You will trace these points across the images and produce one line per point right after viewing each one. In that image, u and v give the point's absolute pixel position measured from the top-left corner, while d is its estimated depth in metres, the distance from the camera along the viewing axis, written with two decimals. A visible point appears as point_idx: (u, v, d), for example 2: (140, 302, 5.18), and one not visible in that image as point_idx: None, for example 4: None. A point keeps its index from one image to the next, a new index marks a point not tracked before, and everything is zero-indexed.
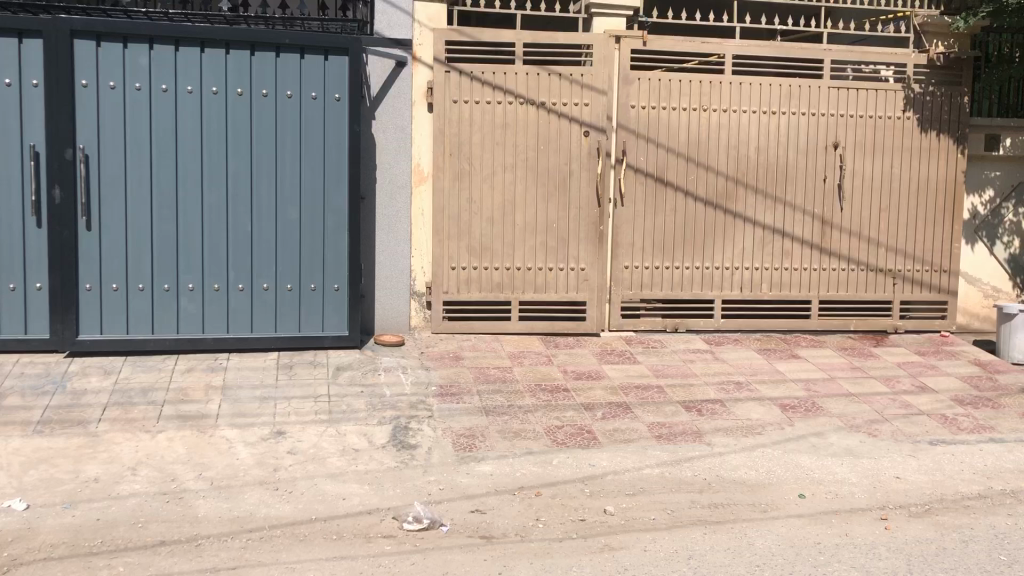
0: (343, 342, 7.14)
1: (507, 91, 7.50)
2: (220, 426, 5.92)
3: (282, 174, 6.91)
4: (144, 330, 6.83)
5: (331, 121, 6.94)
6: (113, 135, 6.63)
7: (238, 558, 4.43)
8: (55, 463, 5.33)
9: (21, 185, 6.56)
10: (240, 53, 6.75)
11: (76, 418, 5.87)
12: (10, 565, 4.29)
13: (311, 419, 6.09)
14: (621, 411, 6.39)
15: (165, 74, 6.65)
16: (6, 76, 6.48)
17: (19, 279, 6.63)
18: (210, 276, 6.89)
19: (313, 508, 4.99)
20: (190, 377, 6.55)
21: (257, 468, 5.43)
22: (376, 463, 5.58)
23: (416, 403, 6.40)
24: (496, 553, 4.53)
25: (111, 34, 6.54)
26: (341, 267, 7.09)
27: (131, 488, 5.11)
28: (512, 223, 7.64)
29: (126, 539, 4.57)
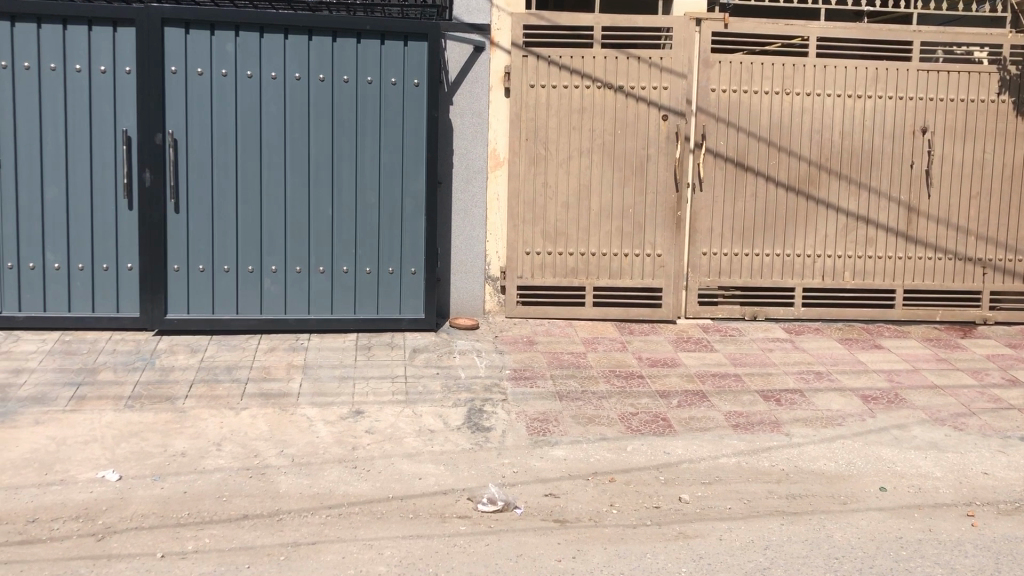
0: (419, 325, 7.23)
1: (585, 75, 7.46)
2: (301, 405, 6.07)
3: (362, 159, 7.02)
4: (229, 310, 7.03)
5: (410, 106, 7.02)
6: (201, 120, 6.82)
7: (318, 534, 4.54)
8: (145, 437, 5.54)
9: (114, 168, 6.80)
10: (323, 40, 6.86)
11: (164, 394, 6.09)
12: (104, 532, 4.48)
13: (388, 399, 6.19)
14: (697, 399, 6.34)
15: (250, 61, 6.81)
16: (101, 63, 6.71)
17: (111, 259, 6.88)
18: (292, 258, 7.05)
19: (391, 487, 5.08)
20: (272, 356, 6.72)
21: (336, 446, 5.55)
22: (451, 444, 5.65)
23: (491, 386, 6.45)
24: (569, 537, 4.55)
25: (199, 22, 6.71)
26: (418, 251, 7.17)
27: (216, 463, 5.28)
28: (588, 208, 7.60)
29: (212, 512, 4.72)
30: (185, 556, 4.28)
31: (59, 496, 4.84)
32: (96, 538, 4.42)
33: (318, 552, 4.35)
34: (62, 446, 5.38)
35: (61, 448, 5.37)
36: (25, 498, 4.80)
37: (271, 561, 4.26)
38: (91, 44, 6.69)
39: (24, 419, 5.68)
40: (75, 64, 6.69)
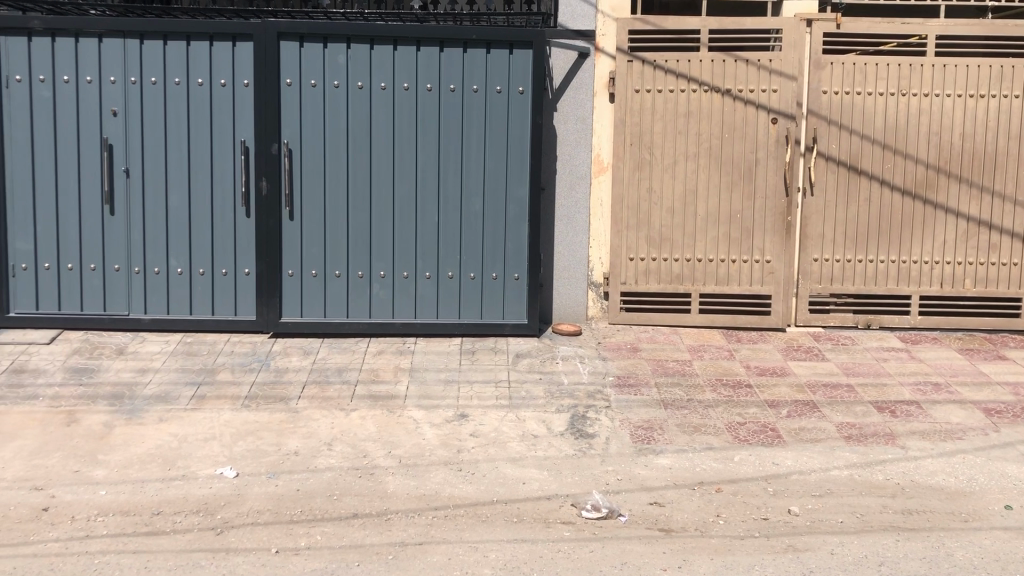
0: (522, 330, 7.28)
1: (691, 79, 7.38)
2: (408, 407, 6.20)
3: (468, 167, 7.13)
4: (340, 314, 7.23)
5: (515, 114, 7.09)
6: (314, 130, 7.05)
7: (425, 534, 4.62)
8: (260, 436, 5.75)
9: (233, 177, 7.09)
10: (430, 50, 7.00)
11: (279, 394, 6.30)
12: (223, 527, 4.67)
13: (492, 403, 6.25)
14: (808, 410, 6.17)
15: (361, 72, 7.01)
16: (221, 77, 7.01)
17: (230, 264, 7.17)
18: (399, 263, 7.21)
19: (495, 490, 5.13)
20: (381, 359, 6.87)
21: (442, 449, 5.64)
22: (555, 450, 5.66)
23: (594, 393, 6.42)
24: (675, 547, 4.50)
25: (313, 35, 6.94)
26: (522, 257, 7.23)
27: (328, 462, 5.44)
28: (694, 214, 7.51)
29: (324, 510, 4.87)
30: (298, 552, 4.42)
31: (181, 490, 5.08)
32: (215, 532, 4.61)
33: (424, 553, 4.43)
34: (184, 443, 5.64)
35: (183, 445, 5.63)
36: (150, 491, 5.05)
37: (380, 560, 4.36)
38: (212, 59, 6.99)
39: (149, 417, 5.98)
40: (197, 78, 7.01)
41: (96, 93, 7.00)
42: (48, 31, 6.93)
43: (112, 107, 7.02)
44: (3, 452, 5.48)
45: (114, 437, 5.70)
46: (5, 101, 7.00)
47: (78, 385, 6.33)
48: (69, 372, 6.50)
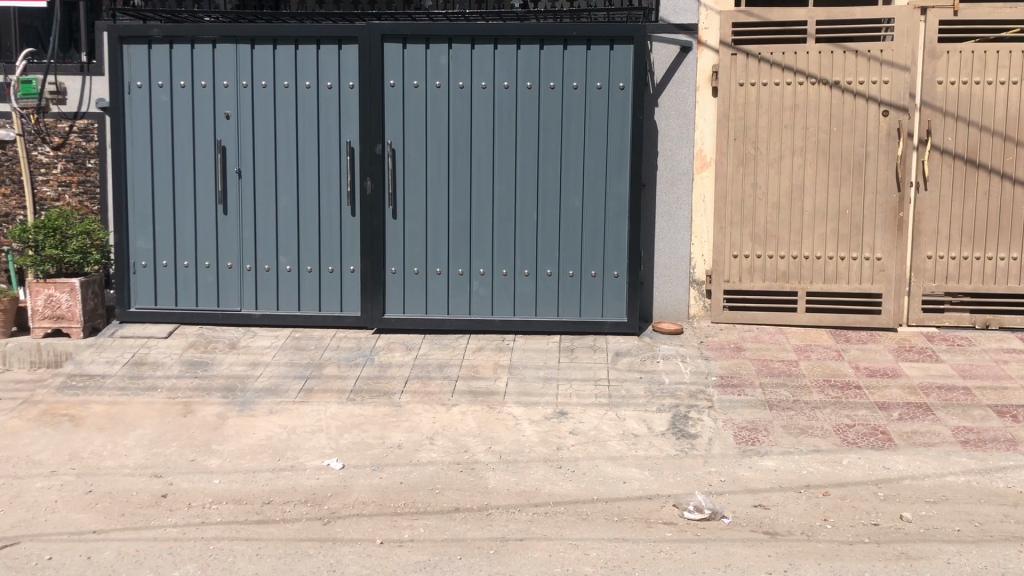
0: (622, 328, 7.23)
1: (798, 72, 7.19)
2: (508, 403, 6.24)
3: (567, 165, 7.12)
4: (441, 311, 7.33)
5: (615, 110, 7.05)
6: (417, 130, 7.17)
7: (526, 530, 4.64)
8: (365, 429, 5.89)
9: (338, 177, 7.27)
10: (531, 48, 7.03)
11: (383, 389, 6.44)
12: (330, 517, 4.80)
13: (591, 402, 6.23)
14: (921, 413, 5.94)
15: (462, 71, 7.09)
16: (328, 79, 7.20)
17: (336, 262, 7.36)
18: (500, 261, 7.26)
19: (596, 488, 5.12)
20: (481, 356, 6.93)
21: (542, 445, 5.66)
22: (656, 450, 5.61)
23: (696, 393, 6.32)
24: (780, 550, 4.40)
25: (416, 36, 7.07)
26: (621, 254, 7.19)
27: (430, 456, 5.53)
28: (800, 210, 7.31)
29: (427, 503, 4.95)
30: (402, 543, 4.50)
31: (290, 480, 5.24)
32: (323, 522, 4.73)
33: (525, 548, 4.44)
34: (292, 435, 5.82)
35: (291, 436, 5.81)
36: (261, 481, 5.23)
37: (482, 554, 4.39)
38: (319, 62, 7.19)
39: (260, 408, 6.20)
40: (305, 81, 7.21)
41: (211, 97, 7.28)
42: (166, 38, 7.24)
43: (225, 110, 7.28)
44: (126, 440, 5.76)
45: (227, 428, 5.93)
46: (127, 107, 7.35)
47: (193, 378, 6.61)
48: (185, 365, 6.78)
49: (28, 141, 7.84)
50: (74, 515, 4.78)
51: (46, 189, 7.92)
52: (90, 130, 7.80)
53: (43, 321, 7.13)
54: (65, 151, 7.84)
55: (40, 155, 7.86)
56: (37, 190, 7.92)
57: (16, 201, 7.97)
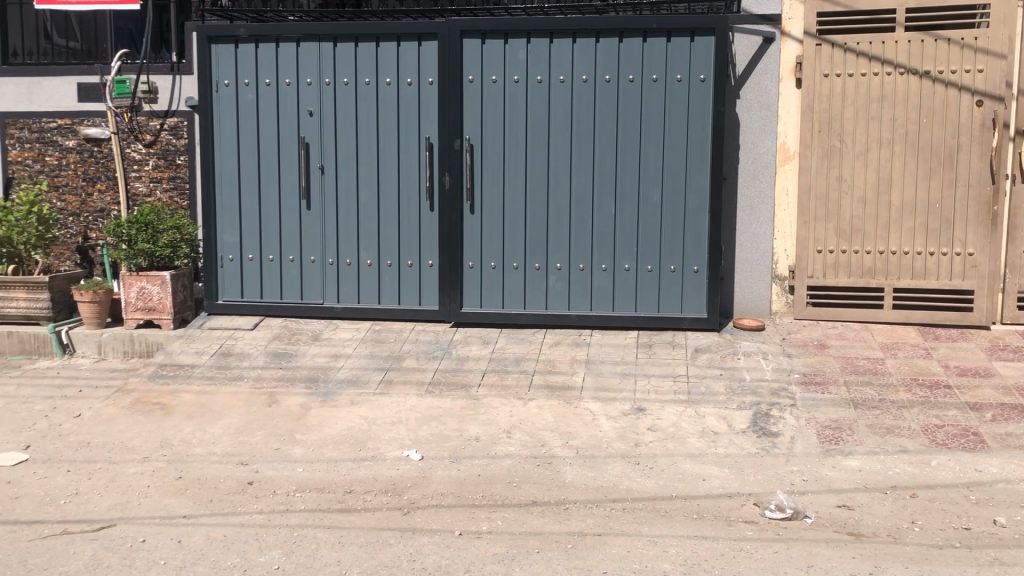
0: (702, 324, 7.14)
1: (886, 61, 6.98)
2: (585, 399, 6.22)
3: (646, 159, 7.07)
4: (518, 305, 7.35)
5: (695, 102, 6.96)
6: (495, 125, 7.20)
7: (603, 525, 4.63)
8: (443, 421, 5.95)
9: (418, 172, 7.35)
10: (610, 41, 7.00)
11: (460, 381, 6.49)
12: (409, 507, 4.87)
13: (670, 398, 6.17)
14: (1016, 414, 5.72)
15: (540, 66, 7.09)
16: (408, 76, 7.28)
17: (414, 256, 7.45)
18: (577, 256, 7.24)
19: (674, 485, 5.07)
20: (558, 350, 6.92)
21: (619, 441, 5.64)
22: (736, 447, 5.53)
23: (778, 390, 6.21)
24: (866, 552, 4.29)
25: (494, 31, 7.10)
26: (701, 249, 7.10)
27: (507, 449, 5.56)
28: (887, 204, 7.10)
29: (505, 496, 4.97)
30: (480, 535, 4.53)
31: (370, 470, 5.33)
32: (402, 512, 4.80)
33: (604, 544, 4.43)
34: (373, 426, 5.92)
35: (372, 427, 5.91)
36: (343, 470, 5.34)
37: (559, 548, 4.39)
38: (399, 58, 7.28)
39: (342, 399, 6.32)
40: (385, 78, 7.31)
41: (294, 95, 7.44)
42: (252, 37, 7.42)
43: (309, 108, 7.43)
44: (214, 428, 5.95)
45: (310, 418, 6.06)
46: (215, 105, 7.56)
47: (278, 368, 6.77)
48: (270, 356, 6.96)
49: (122, 139, 8.13)
50: (165, 500, 4.96)
51: (139, 185, 8.20)
52: (179, 127, 8.07)
53: (136, 312, 7.39)
54: (156, 148, 8.11)
55: (133, 152, 8.15)
56: (130, 187, 8.21)
57: (110, 197, 8.27)
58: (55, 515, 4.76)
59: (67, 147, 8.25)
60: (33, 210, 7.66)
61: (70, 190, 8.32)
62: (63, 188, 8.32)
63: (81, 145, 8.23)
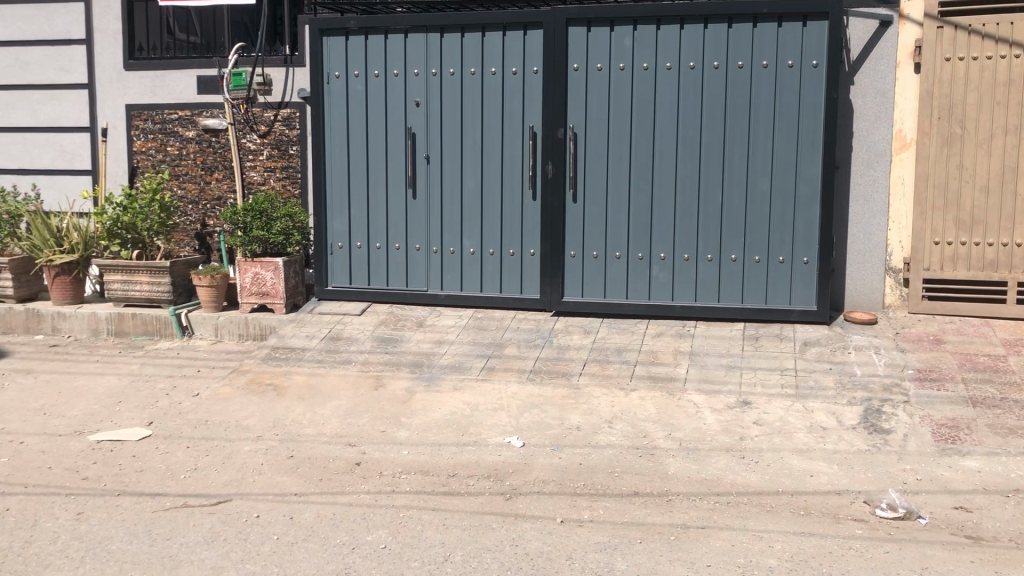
0: (811, 317, 6.95)
1: (1014, 44, 6.63)
2: (688, 391, 6.15)
3: (754, 147, 6.93)
4: (620, 295, 7.31)
5: (807, 89, 6.79)
6: (600, 113, 7.17)
7: (707, 518, 4.57)
8: (544, 409, 5.98)
9: (521, 161, 7.38)
10: (718, 27, 6.88)
11: (562, 370, 6.51)
12: (511, 493, 4.91)
13: (777, 392, 6.05)
14: None
15: (647, 53, 7.02)
16: (513, 65, 7.32)
17: (517, 245, 7.49)
18: (682, 246, 7.16)
19: (780, 480, 4.97)
20: (661, 341, 6.85)
21: (724, 435, 5.55)
22: (846, 444, 5.38)
23: (891, 386, 6.01)
24: (984, 557, 4.11)
25: (600, 19, 7.06)
26: (811, 240, 6.93)
27: (608, 439, 5.55)
28: (1012, 193, 6.76)
29: (607, 485, 4.97)
30: (582, 523, 4.54)
31: (473, 455, 5.40)
32: (505, 497, 4.85)
33: (708, 537, 4.37)
34: (475, 411, 6.00)
35: (475, 413, 5.99)
36: (447, 454, 5.43)
37: (661, 539, 4.36)
38: (505, 48, 7.32)
39: (445, 385, 6.43)
40: (491, 67, 7.37)
41: (402, 85, 7.58)
42: (361, 29, 7.59)
43: (416, 98, 7.56)
44: (323, 410, 6.13)
45: (415, 402, 6.19)
46: (326, 96, 7.76)
47: (384, 353, 6.93)
48: (376, 341, 7.12)
49: (238, 130, 8.43)
50: (277, 477, 5.14)
51: (253, 174, 8.49)
52: (292, 118, 8.32)
53: (250, 297, 7.69)
54: (271, 138, 8.39)
55: (248, 142, 8.45)
56: (246, 176, 8.52)
57: (227, 185, 8.59)
58: (176, 488, 5.00)
59: (187, 137, 8.62)
60: (155, 197, 8.03)
61: (189, 179, 8.69)
62: (183, 176, 8.70)
63: (200, 136, 8.59)
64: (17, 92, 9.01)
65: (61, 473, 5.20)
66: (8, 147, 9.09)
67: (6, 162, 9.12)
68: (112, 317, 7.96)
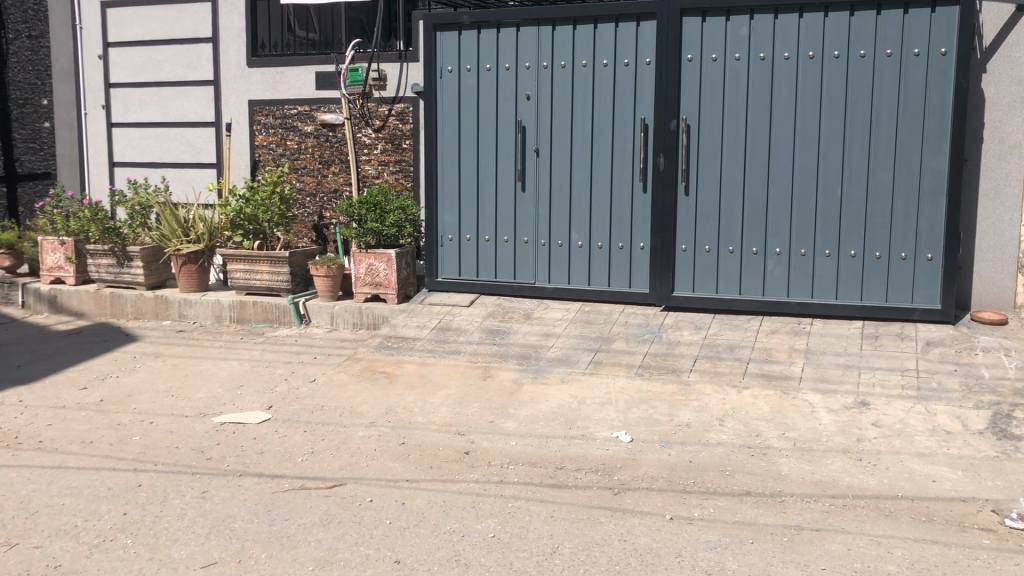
0: (934, 316, 6.67)
1: None
2: (803, 390, 5.99)
3: (876, 139, 6.69)
4: (732, 290, 7.17)
5: (934, 78, 6.52)
6: (714, 104, 7.04)
7: (821, 521, 4.45)
8: (654, 405, 5.93)
9: (632, 153, 7.33)
10: (840, 15, 6.66)
11: (671, 366, 6.44)
12: (620, 488, 4.89)
13: (897, 393, 5.82)
14: None
15: (764, 43, 6.86)
16: (625, 57, 7.27)
17: (627, 238, 7.44)
18: (798, 241, 6.97)
19: (900, 485, 4.79)
20: (774, 339, 6.68)
21: (840, 436, 5.39)
22: (972, 449, 5.15)
23: (1022, 391, 5.71)
24: None
25: (716, 9, 6.94)
26: (936, 235, 6.66)
27: (719, 437, 5.46)
28: None
29: (717, 483, 4.90)
30: (691, 521, 4.48)
31: (582, 449, 5.41)
32: (613, 492, 4.83)
33: (823, 539, 4.25)
34: (583, 405, 6.00)
35: (582, 406, 5.99)
36: (555, 446, 5.45)
37: (775, 540, 4.26)
38: (617, 40, 7.28)
39: (553, 377, 6.45)
40: (603, 59, 7.34)
41: (513, 79, 7.62)
42: (474, 24, 7.67)
43: (526, 91, 7.59)
44: (433, 399, 6.24)
45: (523, 394, 6.23)
46: (439, 90, 7.88)
47: (493, 345, 7.00)
48: (485, 332, 7.19)
49: (354, 124, 8.64)
50: (390, 464, 5.27)
51: (368, 167, 8.69)
52: (406, 113, 8.48)
53: (365, 287, 7.89)
54: (385, 133, 8.57)
55: (363, 136, 8.65)
56: (361, 169, 8.73)
57: (343, 178, 8.83)
58: (294, 471, 5.18)
59: (306, 132, 8.89)
60: (276, 190, 8.32)
61: (308, 172, 8.96)
62: (302, 170, 8.98)
63: (318, 130, 8.84)
64: (149, 89, 9.48)
65: (187, 452, 5.46)
66: (141, 142, 9.58)
67: (138, 156, 9.62)
68: (234, 304, 8.31)
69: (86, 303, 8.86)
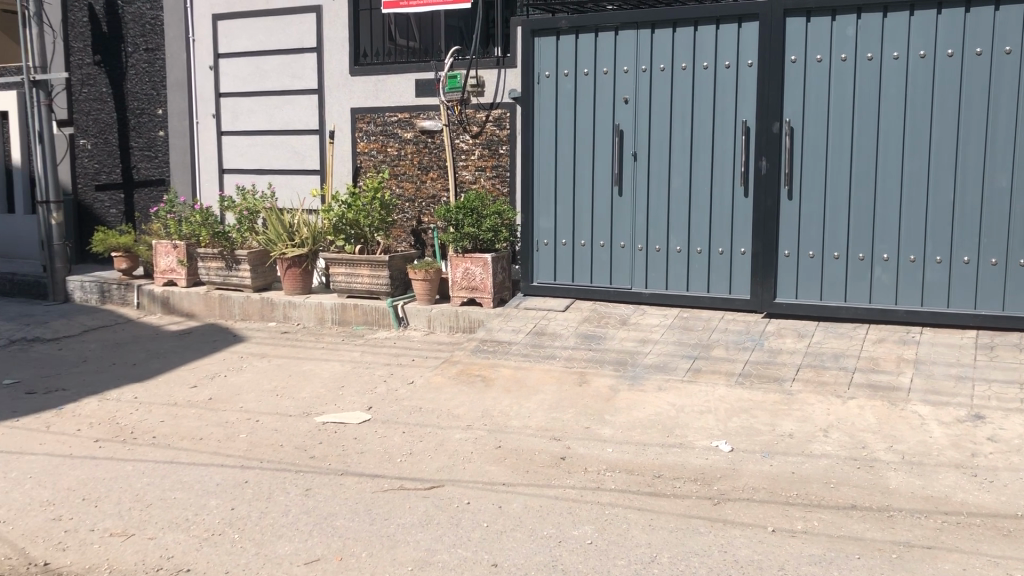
0: None
1: None
2: (913, 401, 5.77)
3: (994, 139, 6.40)
4: (838, 297, 6.96)
5: None
6: (819, 106, 6.86)
7: (933, 539, 4.27)
8: (755, 414, 5.80)
9: (733, 157, 7.20)
10: (955, 11, 6.40)
11: (773, 374, 6.29)
12: (720, 498, 4.80)
13: (1015, 407, 5.55)
14: None
15: (872, 42, 6.65)
16: (727, 58, 7.15)
17: (727, 243, 7.29)
18: (907, 247, 6.72)
19: (1019, 503, 4.56)
20: (882, 348, 6.46)
21: (953, 450, 5.17)
22: None
23: None
24: None
25: (821, 9, 6.76)
26: None
27: (823, 449, 5.31)
28: None
29: (822, 496, 4.76)
30: (795, 534, 4.36)
31: (679, 457, 5.33)
32: (712, 502, 4.75)
33: (935, 558, 4.08)
34: (681, 413, 5.92)
35: (680, 414, 5.91)
36: (652, 454, 5.39)
37: (883, 556, 4.11)
38: (718, 41, 7.17)
39: (651, 384, 6.38)
40: (703, 61, 7.24)
41: (611, 83, 7.59)
42: (572, 29, 7.67)
43: (625, 95, 7.54)
44: (530, 403, 6.25)
45: (619, 400, 6.19)
46: (536, 95, 7.90)
47: (588, 350, 6.97)
48: (581, 337, 7.17)
49: (452, 131, 8.76)
50: (486, 466, 5.30)
51: (466, 173, 8.79)
52: (503, 119, 8.59)
53: (461, 291, 7.99)
54: (482, 139, 8.67)
55: (461, 143, 8.76)
56: (458, 174, 8.82)
57: (441, 184, 8.96)
58: (393, 471, 5.26)
59: (406, 139, 9.06)
60: (376, 195, 8.50)
61: (407, 178, 9.12)
62: (401, 176, 9.14)
63: (417, 137, 9.00)
64: (256, 98, 9.81)
65: (291, 450, 5.62)
66: (248, 149, 9.93)
67: (246, 163, 9.97)
68: (336, 307, 8.52)
69: (196, 304, 9.23)
